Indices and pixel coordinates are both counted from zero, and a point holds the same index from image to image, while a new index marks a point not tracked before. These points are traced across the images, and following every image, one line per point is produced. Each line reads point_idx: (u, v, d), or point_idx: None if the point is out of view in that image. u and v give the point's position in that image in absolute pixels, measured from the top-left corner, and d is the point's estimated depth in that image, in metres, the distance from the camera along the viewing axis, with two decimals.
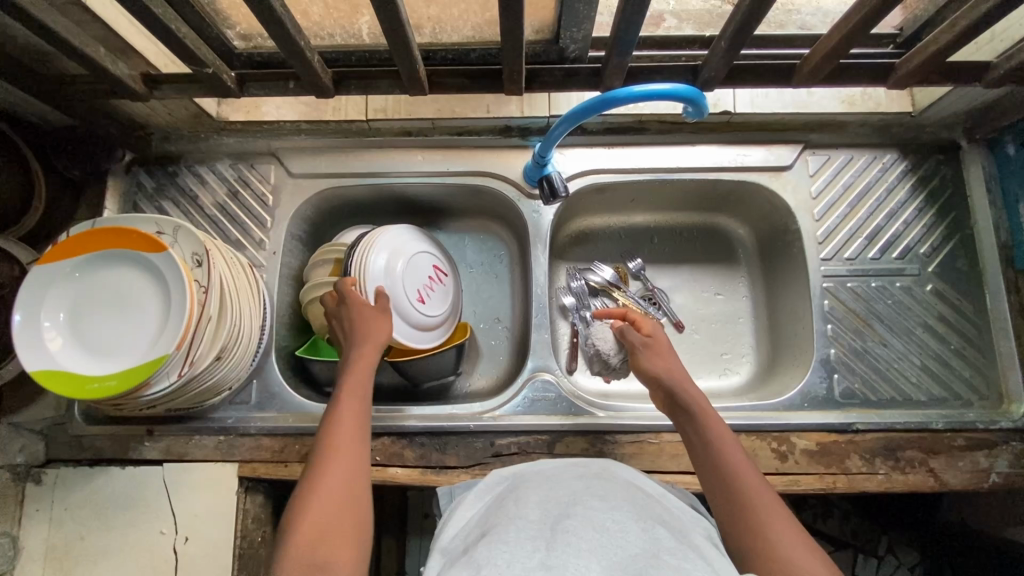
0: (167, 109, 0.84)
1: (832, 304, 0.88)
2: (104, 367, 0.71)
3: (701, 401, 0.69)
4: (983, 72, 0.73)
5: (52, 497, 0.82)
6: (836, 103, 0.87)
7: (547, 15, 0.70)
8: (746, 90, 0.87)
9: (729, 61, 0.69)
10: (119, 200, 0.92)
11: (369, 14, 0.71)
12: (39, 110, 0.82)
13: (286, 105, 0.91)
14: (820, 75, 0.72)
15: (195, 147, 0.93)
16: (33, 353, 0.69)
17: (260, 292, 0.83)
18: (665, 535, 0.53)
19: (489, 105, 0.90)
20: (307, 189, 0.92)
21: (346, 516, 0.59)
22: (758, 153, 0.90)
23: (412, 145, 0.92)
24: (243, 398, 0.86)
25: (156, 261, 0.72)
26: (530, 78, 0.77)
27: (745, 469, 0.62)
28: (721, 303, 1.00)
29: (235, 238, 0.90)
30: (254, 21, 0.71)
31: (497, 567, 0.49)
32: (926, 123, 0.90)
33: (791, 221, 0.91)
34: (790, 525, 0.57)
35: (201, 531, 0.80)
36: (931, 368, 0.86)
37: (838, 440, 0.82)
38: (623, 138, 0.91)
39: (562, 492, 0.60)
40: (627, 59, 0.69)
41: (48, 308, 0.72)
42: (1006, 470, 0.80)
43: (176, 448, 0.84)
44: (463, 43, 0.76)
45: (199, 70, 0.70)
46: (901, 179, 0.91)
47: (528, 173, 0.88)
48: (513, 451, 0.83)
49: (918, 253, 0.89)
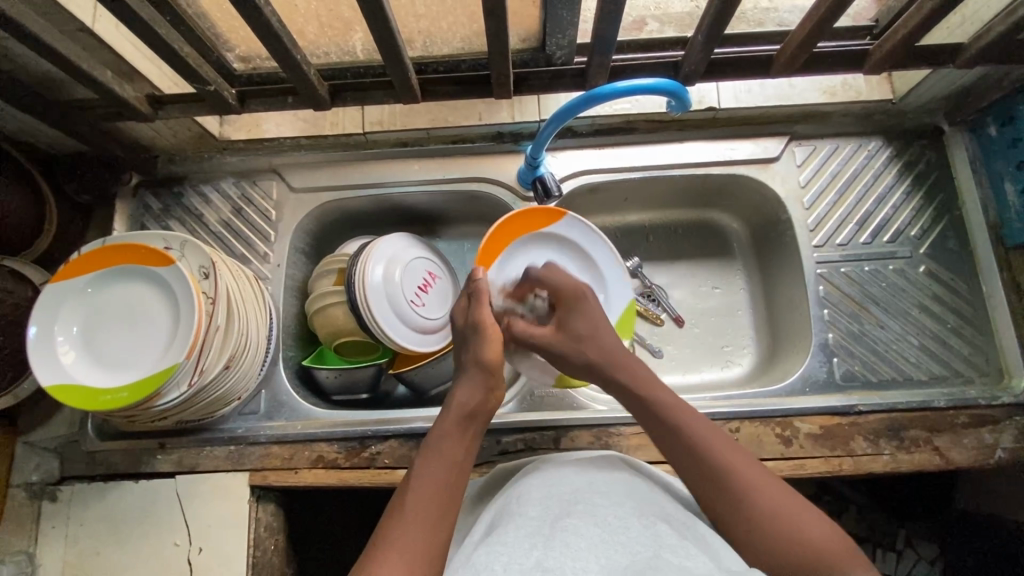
0: (170, 130, 0.87)
1: (827, 289, 0.90)
2: (116, 377, 0.73)
3: (628, 358, 0.70)
4: (955, 54, 0.76)
5: (68, 513, 0.84)
6: (817, 93, 0.90)
7: (532, 24, 0.74)
8: (728, 84, 0.90)
9: (708, 54, 0.72)
10: (128, 221, 0.94)
11: (361, 32, 0.74)
12: (47, 136, 0.85)
13: (284, 122, 0.94)
14: (796, 63, 0.75)
15: (199, 168, 0.96)
16: (48, 366, 0.72)
17: (267, 304, 0.86)
18: (667, 531, 0.54)
19: (481, 112, 0.94)
20: (308, 203, 0.95)
21: (421, 532, 0.56)
22: (746, 147, 0.92)
23: (409, 155, 0.95)
24: (251, 408, 0.88)
25: (166, 273, 0.75)
26: (517, 82, 0.80)
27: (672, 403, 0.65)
28: (719, 297, 1.01)
29: (240, 253, 0.93)
30: (252, 43, 0.74)
31: (495, 570, 0.50)
32: (908, 109, 0.92)
33: (782, 211, 0.93)
34: (774, 488, 0.58)
35: (214, 541, 0.81)
36: (930, 347, 0.87)
37: (841, 423, 0.83)
38: (612, 138, 0.93)
39: (563, 486, 0.61)
40: (609, 57, 0.72)
41: (61, 322, 0.74)
42: (1012, 445, 0.80)
43: (187, 459, 0.85)
44: (453, 55, 0.79)
45: (201, 88, 0.74)
46: (887, 165, 0.92)
47: (521, 176, 0.91)
48: (519, 448, 0.84)
49: (909, 236, 0.91)
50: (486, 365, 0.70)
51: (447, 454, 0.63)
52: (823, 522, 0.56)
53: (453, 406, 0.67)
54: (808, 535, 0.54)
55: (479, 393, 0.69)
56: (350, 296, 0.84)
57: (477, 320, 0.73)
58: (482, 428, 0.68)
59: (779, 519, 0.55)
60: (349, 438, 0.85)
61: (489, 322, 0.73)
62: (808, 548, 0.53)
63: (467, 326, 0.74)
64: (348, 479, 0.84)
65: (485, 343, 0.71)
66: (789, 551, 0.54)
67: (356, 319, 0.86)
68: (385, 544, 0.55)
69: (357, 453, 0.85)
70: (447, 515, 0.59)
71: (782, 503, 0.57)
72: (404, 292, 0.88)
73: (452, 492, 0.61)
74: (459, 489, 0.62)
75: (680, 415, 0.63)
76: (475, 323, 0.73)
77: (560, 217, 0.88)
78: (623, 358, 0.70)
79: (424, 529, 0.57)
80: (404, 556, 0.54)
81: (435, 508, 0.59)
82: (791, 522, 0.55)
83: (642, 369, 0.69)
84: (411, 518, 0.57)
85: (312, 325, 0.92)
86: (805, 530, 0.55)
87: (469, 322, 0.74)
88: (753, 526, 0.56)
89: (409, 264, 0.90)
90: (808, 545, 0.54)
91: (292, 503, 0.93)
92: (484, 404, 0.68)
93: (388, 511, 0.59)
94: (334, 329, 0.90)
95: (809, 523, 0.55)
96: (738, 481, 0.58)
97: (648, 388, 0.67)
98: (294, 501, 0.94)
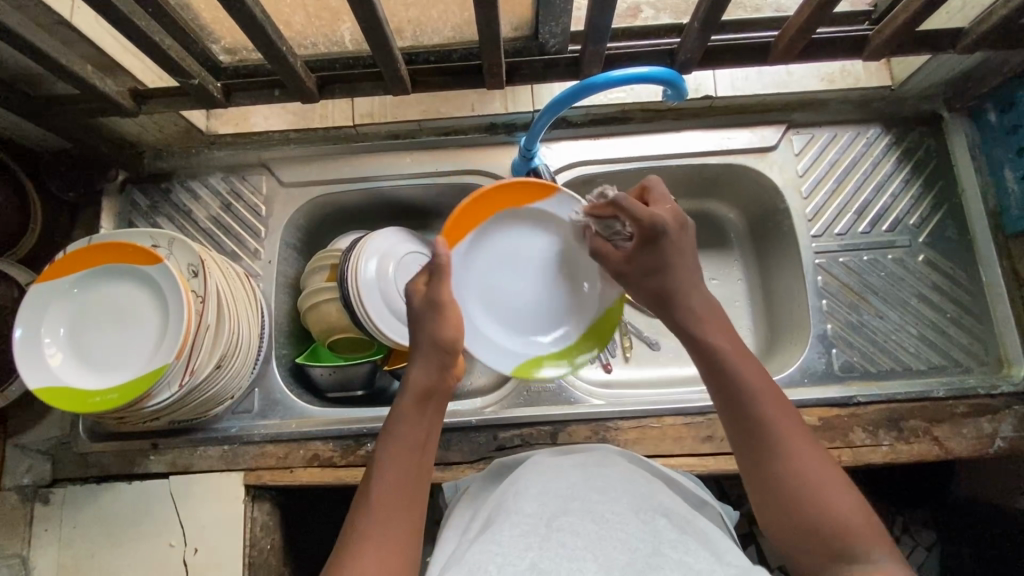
0: (156, 124, 0.85)
1: (826, 280, 0.89)
2: (105, 379, 0.71)
3: (696, 297, 0.68)
4: (955, 40, 0.74)
5: (61, 515, 0.83)
6: (816, 80, 0.89)
7: (524, 11, 0.72)
8: (725, 72, 0.89)
9: (704, 42, 0.71)
10: (115, 219, 0.92)
11: (350, 21, 0.73)
12: (29, 133, 0.83)
13: (273, 115, 0.93)
14: (795, 50, 0.74)
15: (186, 163, 0.94)
16: (36, 370, 0.71)
17: (259, 301, 0.84)
18: (665, 525, 0.54)
19: (474, 103, 0.92)
20: (299, 198, 0.93)
21: (390, 528, 0.56)
22: (743, 136, 0.91)
23: (401, 148, 0.93)
24: (245, 407, 0.87)
25: (154, 272, 0.73)
26: (510, 72, 0.78)
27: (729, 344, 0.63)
28: (717, 288, 1.00)
29: (231, 250, 0.91)
30: (238, 34, 0.72)
31: (488, 571, 0.49)
32: (907, 96, 0.90)
33: (780, 200, 0.92)
34: (811, 450, 0.57)
35: (210, 542, 0.80)
36: (929, 336, 0.86)
37: (840, 414, 0.82)
38: (609, 128, 0.92)
39: (560, 481, 0.60)
40: (603, 48, 0.71)
41: (48, 324, 0.73)
42: (1011, 434, 0.80)
43: (181, 460, 0.84)
44: (445, 44, 0.77)
45: (185, 82, 0.72)
46: (886, 153, 0.91)
47: (516, 168, 0.89)
48: (517, 443, 0.83)
49: (908, 224, 0.90)
50: (443, 345, 0.66)
51: (405, 442, 0.61)
52: (856, 498, 0.55)
53: (409, 390, 0.64)
54: (822, 497, 0.55)
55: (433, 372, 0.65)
56: (344, 292, 0.83)
57: (435, 298, 0.67)
58: (440, 406, 0.65)
59: (819, 493, 0.55)
60: (344, 436, 0.84)
61: (449, 302, 0.68)
62: (820, 510, 0.54)
63: (424, 301, 0.68)
64: (343, 477, 0.83)
65: (444, 322, 0.67)
66: (800, 505, 0.55)
67: (350, 316, 0.85)
68: (355, 545, 0.55)
69: (353, 451, 0.84)
70: (416, 503, 0.59)
71: (825, 474, 0.56)
72: (397, 287, 0.86)
73: (420, 474, 0.61)
74: (424, 474, 0.61)
75: (738, 358, 0.62)
76: (435, 301, 0.67)
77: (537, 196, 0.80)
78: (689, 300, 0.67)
79: (393, 524, 0.56)
80: (375, 557, 0.54)
81: (402, 499, 0.58)
82: (812, 483, 0.55)
83: (717, 314, 0.67)
84: (378, 515, 0.57)
85: (306, 322, 0.91)
86: (825, 495, 0.55)
87: (426, 299, 0.68)
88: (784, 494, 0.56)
89: (402, 259, 0.89)
90: (822, 507, 0.54)
91: (288, 501, 0.93)
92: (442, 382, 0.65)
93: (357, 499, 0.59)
94: (327, 326, 0.89)
95: (831, 490, 0.55)
96: (787, 443, 0.57)
97: (703, 331, 0.65)
98: (290, 500, 0.93)
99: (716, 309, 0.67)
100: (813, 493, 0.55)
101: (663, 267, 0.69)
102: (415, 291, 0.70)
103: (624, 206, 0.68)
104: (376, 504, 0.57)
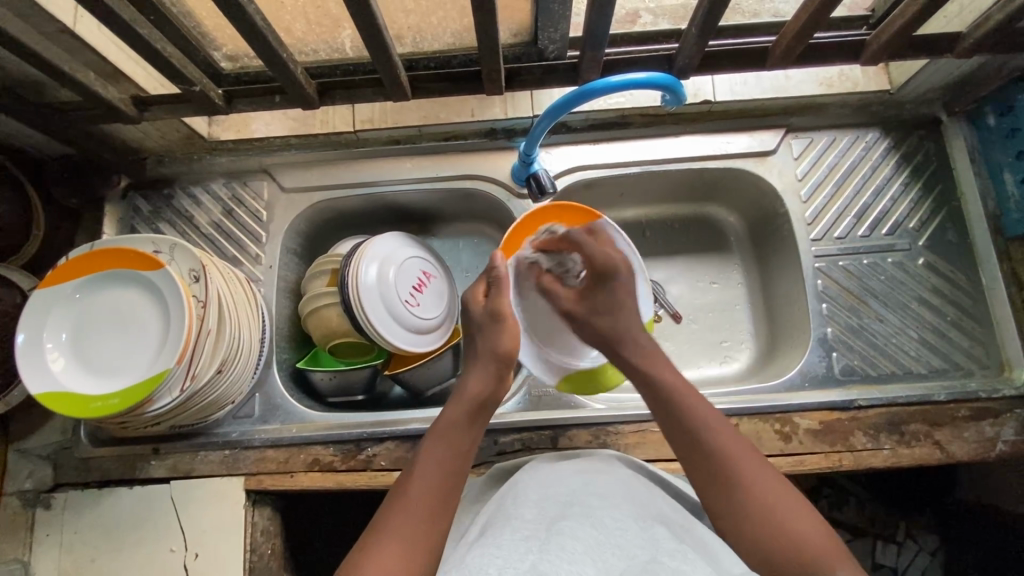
0: (158, 131, 0.86)
1: (826, 283, 0.89)
2: (106, 384, 0.72)
3: (643, 341, 0.71)
4: (953, 44, 0.74)
5: (61, 519, 0.83)
6: (815, 85, 0.89)
7: (524, 17, 0.72)
8: (724, 78, 0.89)
9: (702, 47, 0.71)
10: (116, 224, 0.93)
11: (350, 28, 0.73)
12: (34, 139, 0.84)
13: (274, 121, 0.93)
14: (792, 55, 0.74)
15: (188, 168, 0.95)
16: (39, 374, 0.71)
17: (260, 307, 0.85)
18: (664, 534, 0.53)
19: (473, 108, 0.92)
20: (299, 204, 0.93)
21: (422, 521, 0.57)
22: (742, 140, 0.91)
23: (402, 153, 0.94)
24: (245, 412, 0.87)
25: (156, 278, 0.74)
26: (509, 77, 0.78)
27: (680, 384, 0.66)
28: (717, 292, 1.00)
29: (232, 255, 0.92)
30: (239, 41, 0.73)
31: (488, 573, 0.49)
32: (906, 101, 0.91)
33: (779, 204, 0.92)
34: (766, 476, 0.59)
35: (210, 546, 0.81)
36: (928, 340, 0.86)
37: (841, 418, 0.82)
38: (608, 133, 0.92)
39: (560, 488, 0.60)
40: (601, 53, 0.71)
41: (50, 329, 0.73)
42: (1013, 438, 0.80)
43: (182, 464, 0.84)
44: (444, 51, 0.78)
45: (187, 89, 0.72)
46: (885, 156, 0.91)
47: (515, 173, 0.90)
48: (517, 448, 0.83)
49: (908, 228, 0.90)
50: (498, 355, 0.69)
51: (450, 443, 0.63)
52: (816, 524, 0.56)
53: (463, 395, 0.67)
54: (787, 524, 0.56)
55: (489, 382, 0.68)
56: (344, 295, 0.83)
57: (494, 309, 0.72)
58: (489, 418, 0.67)
59: (776, 519, 0.56)
60: (344, 441, 0.84)
61: (508, 312, 0.72)
62: (784, 535, 0.55)
63: (484, 312, 0.73)
64: (343, 482, 0.83)
65: (503, 334, 0.70)
66: (768, 537, 0.55)
67: (350, 320, 0.85)
68: (384, 531, 0.56)
69: (353, 455, 0.84)
70: (449, 504, 0.59)
71: (777, 498, 0.57)
72: (398, 291, 0.86)
73: (454, 480, 0.61)
74: (461, 477, 0.62)
75: (688, 400, 0.64)
76: (495, 312, 0.71)
77: (596, 217, 0.83)
78: (637, 341, 0.70)
79: (424, 517, 0.57)
80: (400, 546, 0.54)
81: (436, 498, 0.59)
82: (776, 515, 0.56)
83: (660, 356, 0.69)
84: (410, 507, 0.58)
85: (307, 328, 0.91)
86: (792, 522, 0.56)
87: (487, 312, 0.72)
88: (761, 541, 0.55)
89: (403, 264, 0.89)
90: (789, 536, 0.55)
91: (287, 506, 0.92)
92: (496, 394, 0.68)
93: (391, 494, 0.61)
94: (328, 331, 0.89)
95: (794, 517, 0.56)
96: (737, 473, 0.59)
97: (652, 368, 0.68)
98: (292, 505, 0.94)
99: (661, 352, 0.70)
100: (778, 523, 0.56)
101: (613, 308, 0.73)
102: (474, 302, 0.74)
103: (580, 240, 0.77)
104: (411, 496, 0.59)
